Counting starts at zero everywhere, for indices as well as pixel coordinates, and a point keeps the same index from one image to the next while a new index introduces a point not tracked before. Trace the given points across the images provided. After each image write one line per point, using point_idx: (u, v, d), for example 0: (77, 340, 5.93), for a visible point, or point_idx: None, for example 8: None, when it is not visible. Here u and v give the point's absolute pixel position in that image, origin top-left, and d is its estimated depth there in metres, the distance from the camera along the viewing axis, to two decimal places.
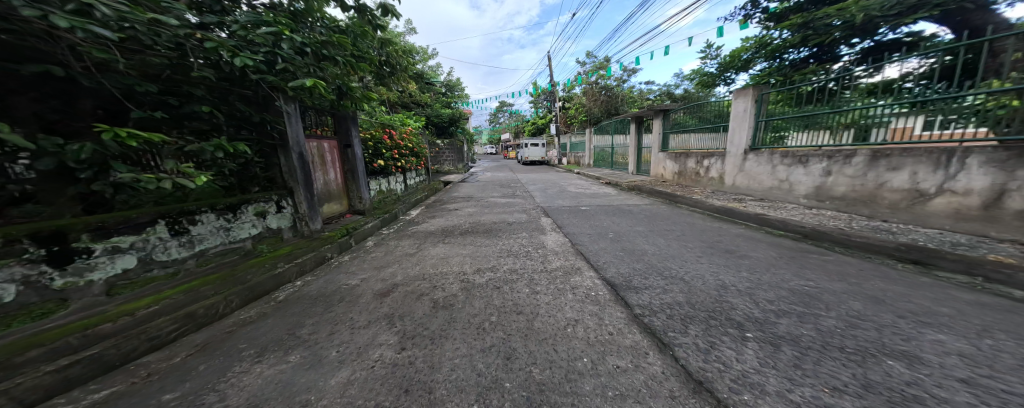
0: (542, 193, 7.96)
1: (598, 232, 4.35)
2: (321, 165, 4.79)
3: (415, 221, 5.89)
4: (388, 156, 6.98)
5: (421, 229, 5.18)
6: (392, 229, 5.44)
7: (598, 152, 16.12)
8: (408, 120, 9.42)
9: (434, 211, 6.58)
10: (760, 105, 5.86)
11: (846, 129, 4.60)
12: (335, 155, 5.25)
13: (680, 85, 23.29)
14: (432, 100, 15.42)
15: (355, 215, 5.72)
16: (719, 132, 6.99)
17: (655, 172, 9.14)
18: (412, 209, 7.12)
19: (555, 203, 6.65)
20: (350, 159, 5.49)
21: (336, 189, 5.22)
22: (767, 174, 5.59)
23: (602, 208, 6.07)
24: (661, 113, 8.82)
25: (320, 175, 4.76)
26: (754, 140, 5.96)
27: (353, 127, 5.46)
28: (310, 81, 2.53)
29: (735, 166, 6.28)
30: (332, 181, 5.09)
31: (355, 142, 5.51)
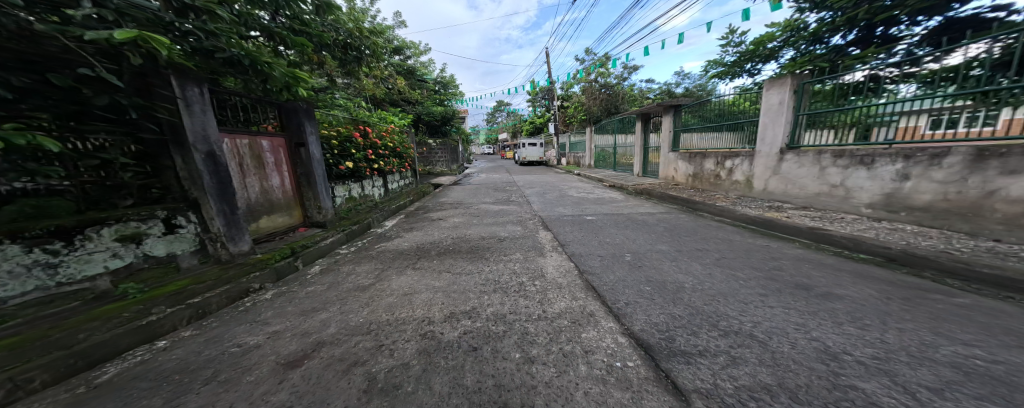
0: (540, 199, 6.93)
1: (611, 252, 3.38)
2: (258, 168, 3.94)
3: (387, 235, 4.87)
4: (360, 158, 5.95)
5: (390, 248, 4.16)
6: (355, 245, 4.43)
7: (600, 153, 15.15)
8: (389, 118, 8.37)
9: (412, 222, 5.54)
10: (801, 96, 4.88)
11: (849, 128, 4.38)
12: (281, 156, 4.31)
13: (681, 84, 22.48)
14: (423, 98, 14.48)
15: (312, 229, 4.72)
16: (743, 129, 6.01)
17: (665, 174, 8.17)
18: (390, 218, 6.08)
19: (555, 212, 5.64)
20: (304, 161, 4.53)
21: (284, 197, 4.33)
22: (813, 178, 4.65)
23: (611, 216, 5.08)
24: (673, 109, 7.84)
25: (255, 182, 3.86)
26: (793, 138, 5.02)
27: (308, 122, 4.52)
28: (118, 32, 1.54)
29: (767, 168, 5.33)
30: (277, 188, 4.22)
31: (311, 140, 4.57)
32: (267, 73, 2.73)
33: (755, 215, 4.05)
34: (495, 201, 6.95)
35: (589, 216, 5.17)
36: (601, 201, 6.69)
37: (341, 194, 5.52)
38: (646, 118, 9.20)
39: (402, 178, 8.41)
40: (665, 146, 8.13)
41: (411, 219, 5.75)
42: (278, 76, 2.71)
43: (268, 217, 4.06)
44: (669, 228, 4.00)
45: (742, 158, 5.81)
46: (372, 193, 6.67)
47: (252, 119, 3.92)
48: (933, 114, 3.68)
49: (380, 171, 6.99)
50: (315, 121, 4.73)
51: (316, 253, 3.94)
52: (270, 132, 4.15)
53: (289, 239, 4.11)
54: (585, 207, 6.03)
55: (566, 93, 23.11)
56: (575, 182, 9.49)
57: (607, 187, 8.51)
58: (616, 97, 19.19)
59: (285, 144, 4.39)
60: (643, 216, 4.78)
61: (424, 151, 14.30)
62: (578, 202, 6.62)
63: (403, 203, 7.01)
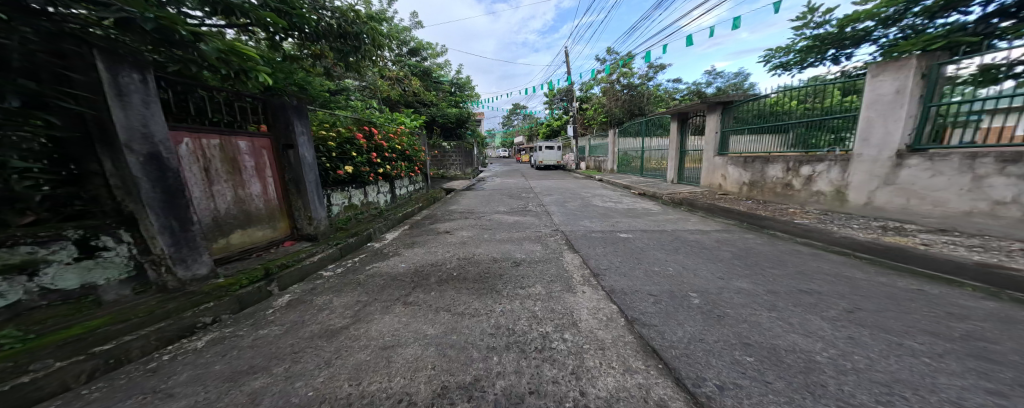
0: (563, 209, 6.04)
1: (668, 288, 2.47)
2: (234, 175, 3.26)
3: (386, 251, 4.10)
4: (363, 160, 5.28)
5: (384, 269, 3.42)
6: (345, 265, 3.63)
7: (624, 156, 14.09)
8: (399, 119, 7.76)
9: (416, 234, 4.80)
10: (934, 84, 3.74)
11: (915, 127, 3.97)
12: (265, 158, 3.64)
13: (711, 84, 21.04)
14: (438, 99, 13.97)
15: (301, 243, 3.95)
16: (820, 130, 4.97)
17: (708, 181, 7.09)
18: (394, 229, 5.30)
19: (582, 225, 4.74)
20: (293, 164, 3.84)
21: (268, 210, 3.62)
22: (956, 192, 3.51)
23: (653, 233, 4.13)
24: (722, 108, 6.79)
25: (228, 190, 3.20)
26: (919, 137, 3.88)
27: (297, 121, 3.83)
28: None
29: (873, 174, 4.20)
30: (259, 197, 3.53)
31: (302, 140, 3.87)
32: (198, 47, 2.10)
33: (870, 239, 3.03)
34: (509, 211, 6.13)
35: (625, 232, 4.24)
36: (635, 210, 5.71)
37: (338, 202, 4.80)
38: (684, 118, 8.10)
39: (412, 183, 7.75)
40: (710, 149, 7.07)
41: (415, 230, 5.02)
42: (208, 50, 2.08)
43: (243, 231, 3.37)
44: (742, 254, 3.02)
45: (827, 164, 4.71)
46: (377, 200, 5.99)
47: (225, 117, 3.26)
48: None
49: (387, 176, 6.32)
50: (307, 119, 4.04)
51: (294, 276, 3.20)
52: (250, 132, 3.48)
53: (267, 257, 3.37)
54: (618, 218, 5.08)
55: (586, 95, 22.17)
56: (600, 189, 8.52)
57: (637, 195, 7.51)
58: (640, 98, 18.11)
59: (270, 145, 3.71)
60: (696, 236, 3.81)
61: (438, 154, 13.73)
62: (607, 212, 5.67)
63: (410, 211, 6.30)
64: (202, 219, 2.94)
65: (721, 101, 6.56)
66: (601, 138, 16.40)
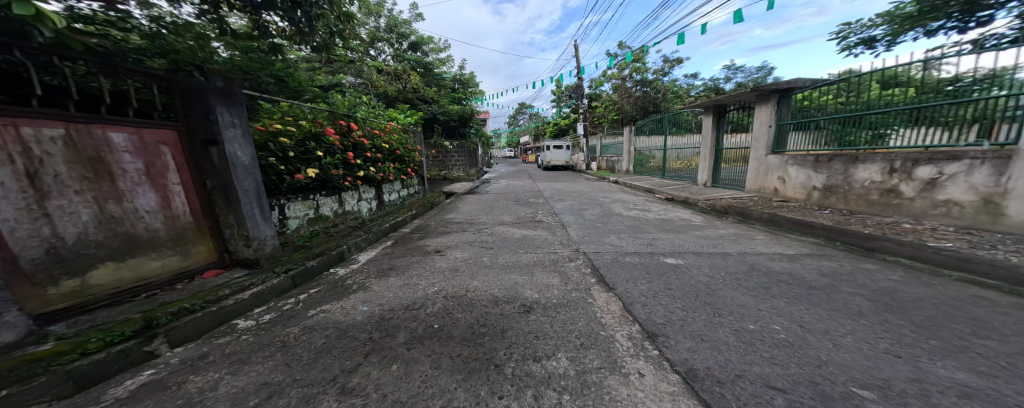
0: (582, 219, 4.95)
1: (799, 375, 1.40)
2: (97, 183, 1.86)
3: (352, 270, 2.97)
4: (339, 161, 3.50)
5: (337, 305, 2.29)
6: (273, 314, 2.13)
7: (640, 156, 12.94)
8: (390, 115, 6.67)
9: (397, 250, 3.66)
10: None
11: (965, 125, 3.34)
12: (171, 162, 2.21)
13: (729, 80, 19.87)
14: (440, 96, 13.10)
15: (229, 272, 2.45)
16: (850, 127, 4.37)
17: (755, 184, 5.90)
18: (371, 249, 3.70)
19: (610, 243, 3.64)
20: (219, 171, 2.35)
21: (172, 232, 2.20)
22: None
23: (714, 257, 3.01)
24: (777, 96, 5.46)
25: (86, 204, 1.81)
26: None
27: (228, 109, 2.34)
28: None
29: None
30: (154, 216, 2.11)
31: (237, 137, 2.40)
32: None
33: None
34: (516, 221, 5.04)
35: (671, 255, 3.13)
36: (672, 221, 4.59)
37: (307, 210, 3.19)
38: (722, 112, 6.97)
39: (397, 186, 6.03)
40: (758, 146, 5.82)
41: (396, 244, 3.88)
42: None
43: (122, 263, 1.97)
44: (889, 307, 1.89)
45: (965, 164, 3.21)
46: (353, 211, 4.21)
47: (79, 94, 1.83)
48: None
49: (368, 179, 4.58)
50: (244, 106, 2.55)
51: (184, 332, 1.80)
52: (139, 116, 2.06)
53: (162, 299, 1.96)
54: (656, 233, 3.96)
55: (596, 92, 21.10)
56: (620, 193, 7.39)
57: (665, 201, 6.41)
58: (655, 94, 17.02)
59: (178, 142, 2.26)
60: (782, 264, 2.67)
61: (439, 154, 12.75)
62: (638, 223, 4.56)
63: (392, 225, 4.73)
64: (18, 253, 1.57)
65: (776, 88, 5.27)
66: (613, 137, 15.28)
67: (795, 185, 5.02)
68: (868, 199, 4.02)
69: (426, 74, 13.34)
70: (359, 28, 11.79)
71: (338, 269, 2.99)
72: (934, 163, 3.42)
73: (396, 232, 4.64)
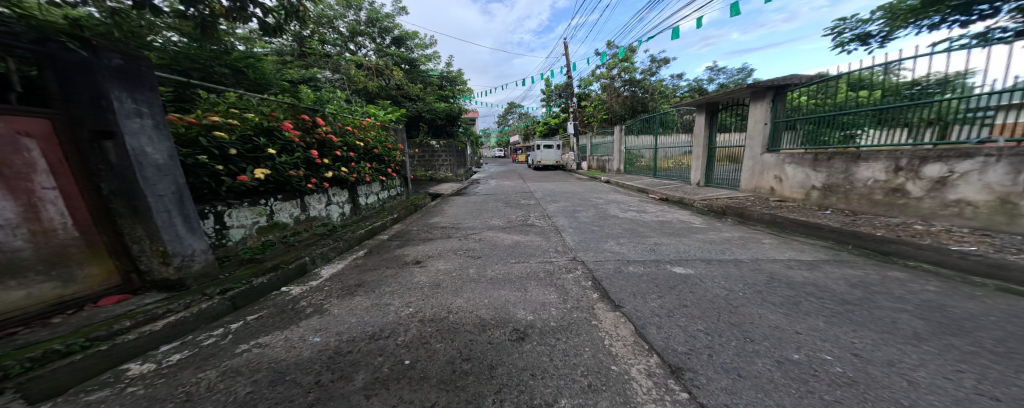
0: (577, 222, 4.62)
1: None
2: None
3: (310, 288, 2.51)
4: (297, 160, 2.99)
5: (280, 336, 1.83)
6: (190, 350, 1.67)
7: (630, 156, 12.83)
8: (368, 111, 6.15)
9: (368, 261, 3.19)
10: None
11: (922, 126, 3.57)
12: (42, 162, 1.68)
13: (713, 80, 20.18)
14: (425, 93, 12.61)
15: (136, 295, 1.95)
16: (823, 128, 4.58)
17: (750, 184, 5.75)
18: (342, 258, 3.25)
19: (609, 250, 3.31)
20: (120, 171, 1.85)
21: (45, 251, 1.67)
22: None
23: (725, 264, 2.72)
24: (772, 93, 5.26)
25: None
26: None
27: (130, 94, 1.87)
28: None
29: None
30: (13, 232, 1.57)
31: (144, 128, 1.92)
32: None
33: None
34: (506, 225, 4.66)
35: (678, 264, 2.82)
36: (671, 223, 4.33)
37: (256, 218, 2.69)
38: (714, 110, 6.78)
39: (377, 188, 5.47)
40: (753, 145, 5.62)
41: (368, 254, 3.41)
42: None
43: None
44: (948, 329, 1.61)
45: (978, 162, 3.02)
46: (322, 217, 3.68)
47: None
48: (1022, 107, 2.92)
49: (340, 181, 4.04)
50: (157, 92, 2.06)
51: (51, 381, 1.32)
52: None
53: (24, 341, 1.45)
54: (658, 237, 3.67)
55: (584, 91, 21.03)
56: (613, 193, 7.14)
57: (659, 202, 6.18)
58: (642, 93, 17.09)
59: (52, 137, 1.73)
60: (803, 274, 2.39)
61: (425, 154, 12.26)
62: (636, 226, 4.27)
63: (366, 231, 4.21)
64: None
65: (771, 85, 5.08)
66: (602, 136, 15.16)
67: (794, 185, 4.85)
68: (871, 199, 3.82)
69: (410, 70, 12.87)
70: (337, 22, 11.20)
71: (292, 287, 2.49)
72: (943, 161, 3.23)
73: (371, 239, 4.16)
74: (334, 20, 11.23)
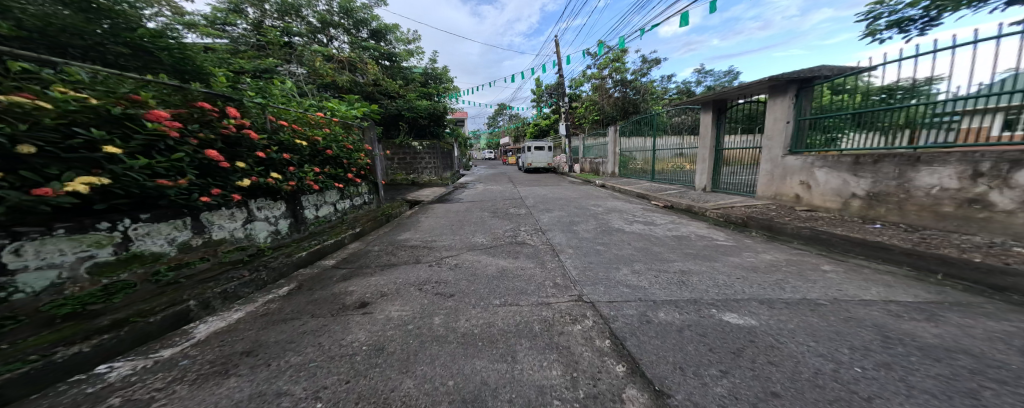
0: (576, 238, 3.80)
1: None
2: None
3: (140, 375, 1.53)
4: (173, 163, 2.10)
5: None
6: None
7: (624, 158, 12.17)
8: (325, 105, 5.11)
9: (283, 305, 2.32)
10: None
11: (894, 130, 3.54)
12: None
13: (703, 81, 19.99)
14: (405, 90, 11.67)
15: None
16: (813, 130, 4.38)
17: (767, 191, 5.02)
18: (244, 304, 2.34)
19: (625, 285, 2.48)
20: None
21: None
22: None
23: (796, 308, 1.92)
24: (795, 88, 4.48)
25: None
26: None
27: None
28: None
29: None
30: None
31: None
32: None
33: None
34: (490, 244, 3.80)
35: (728, 308, 2.00)
36: (691, 237, 3.53)
37: (88, 250, 1.85)
38: (724, 108, 6.08)
39: (334, 197, 4.56)
40: (770, 147, 4.93)
41: (288, 293, 2.53)
42: None
43: None
44: None
45: None
46: (233, 241, 2.83)
47: None
48: (1005, 112, 2.82)
49: (266, 190, 3.14)
50: None
51: None
52: None
53: None
54: (682, 259, 2.85)
55: (574, 92, 20.42)
56: (612, 200, 6.35)
57: (661, 208, 5.39)
58: (634, 94, 16.63)
59: None
60: (928, 329, 1.63)
61: (406, 155, 11.28)
62: (649, 243, 3.45)
63: (304, 256, 3.31)
64: None
65: (796, 77, 4.29)
66: (595, 137, 14.51)
67: (825, 192, 4.08)
68: (937, 211, 3.08)
69: (389, 66, 11.93)
70: (306, 11, 10.16)
71: (117, 364, 1.60)
72: None
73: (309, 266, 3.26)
74: (302, 9, 10.16)
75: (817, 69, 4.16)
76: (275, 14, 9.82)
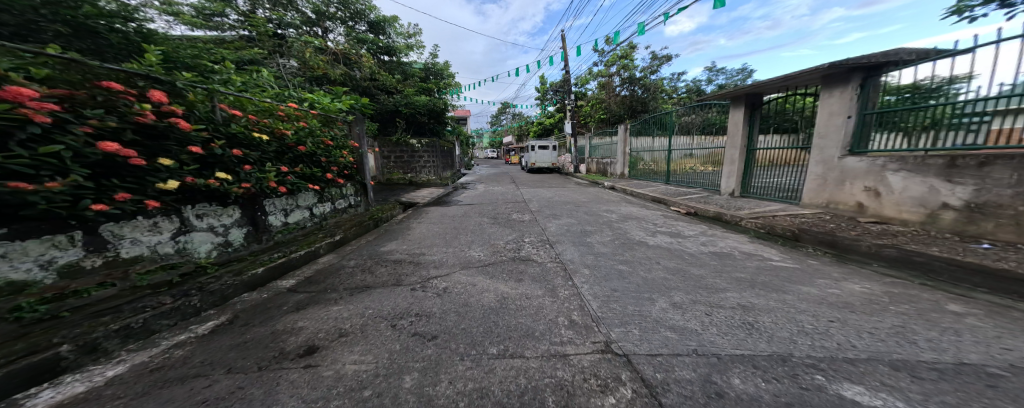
0: (591, 254, 3.14)
1: None
2: None
3: None
4: (40, 158, 1.63)
5: None
6: None
7: (633, 159, 11.47)
8: (304, 96, 4.44)
9: (194, 353, 1.70)
10: None
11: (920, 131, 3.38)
12: None
13: (714, 80, 19.28)
14: (404, 85, 11.08)
15: None
16: (865, 128, 3.83)
17: (817, 199, 4.33)
18: (144, 348, 1.76)
19: (668, 328, 1.81)
20: None
21: None
22: None
23: (961, 383, 1.23)
24: (860, 77, 3.77)
25: None
26: None
27: None
28: None
29: None
30: None
31: None
32: None
33: None
34: (487, 261, 3.15)
35: (842, 374, 1.33)
36: (735, 250, 2.82)
37: None
38: (758, 103, 5.39)
39: (310, 200, 3.98)
40: (821, 148, 4.24)
41: (211, 332, 1.91)
42: None
43: None
44: None
45: None
46: (158, 258, 2.29)
47: None
48: None
49: (208, 193, 2.58)
50: None
51: None
52: None
53: None
54: (738, 286, 2.17)
55: (580, 90, 19.74)
56: (625, 205, 5.66)
57: (677, 212, 4.68)
58: (643, 93, 15.95)
59: None
60: None
61: (403, 153, 10.66)
62: (682, 258, 2.77)
63: (256, 274, 2.71)
64: None
65: (865, 64, 3.56)
66: (602, 137, 13.81)
67: (901, 201, 3.39)
68: None
69: (388, 60, 11.36)
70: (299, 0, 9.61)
71: None
72: None
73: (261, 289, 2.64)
74: None
75: (892, 53, 3.43)
76: (266, 4, 9.27)
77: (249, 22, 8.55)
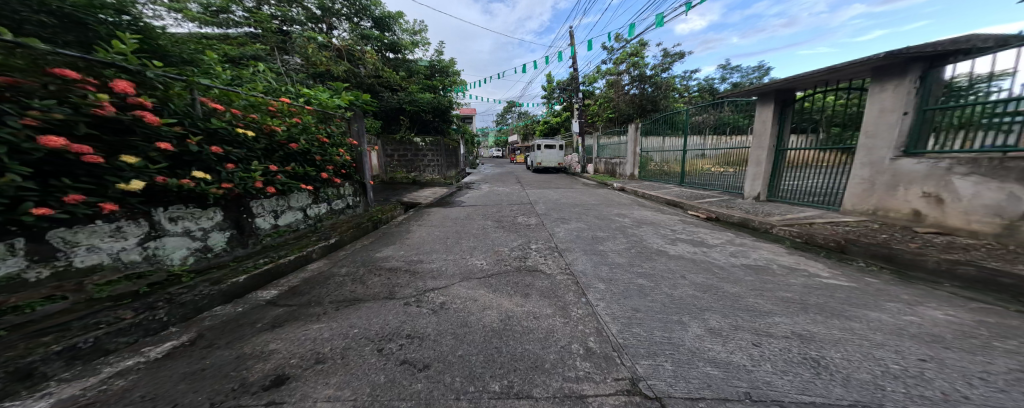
0: (604, 265, 2.82)
1: None
2: None
3: None
4: None
5: None
6: None
7: (643, 160, 11.07)
8: (300, 91, 4.15)
9: (139, 385, 1.43)
10: None
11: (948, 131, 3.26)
12: None
13: (727, 78, 18.70)
14: (408, 82, 10.85)
15: None
16: (927, 126, 3.40)
17: (863, 205, 3.91)
18: (87, 376, 1.49)
19: (709, 362, 1.48)
20: None
21: None
22: None
23: None
24: (921, 68, 3.34)
25: None
26: None
27: None
28: None
29: None
30: None
31: None
32: None
33: None
34: (489, 271, 2.85)
35: None
36: (773, 263, 2.47)
37: None
38: (790, 100, 4.98)
39: (304, 200, 3.69)
40: (868, 148, 3.81)
41: (168, 357, 1.66)
42: None
43: None
44: None
45: None
46: (121, 266, 2.04)
47: None
48: None
49: (182, 194, 2.30)
50: None
51: None
52: None
53: None
54: (786, 308, 1.83)
55: (588, 89, 19.33)
56: (638, 208, 5.31)
57: (695, 216, 4.31)
58: (654, 91, 15.49)
59: None
60: None
61: (407, 152, 10.43)
62: (712, 271, 2.43)
63: (237, 283, 2.45)
64: None
65: (930, 52, 3.12)
66: (611, 137, 13.42)
67: (971, 209, 2.98)
68: None
69: (392, 58, 11.15)
70: None
71: None
72: None
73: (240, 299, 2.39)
74: None
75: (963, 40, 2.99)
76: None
77: (252, 17, 8.38)
